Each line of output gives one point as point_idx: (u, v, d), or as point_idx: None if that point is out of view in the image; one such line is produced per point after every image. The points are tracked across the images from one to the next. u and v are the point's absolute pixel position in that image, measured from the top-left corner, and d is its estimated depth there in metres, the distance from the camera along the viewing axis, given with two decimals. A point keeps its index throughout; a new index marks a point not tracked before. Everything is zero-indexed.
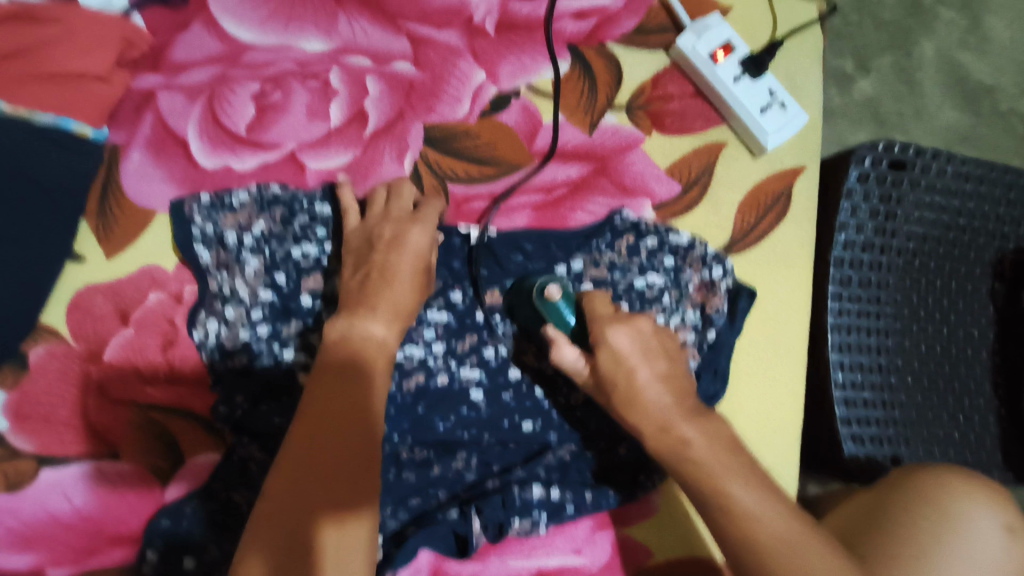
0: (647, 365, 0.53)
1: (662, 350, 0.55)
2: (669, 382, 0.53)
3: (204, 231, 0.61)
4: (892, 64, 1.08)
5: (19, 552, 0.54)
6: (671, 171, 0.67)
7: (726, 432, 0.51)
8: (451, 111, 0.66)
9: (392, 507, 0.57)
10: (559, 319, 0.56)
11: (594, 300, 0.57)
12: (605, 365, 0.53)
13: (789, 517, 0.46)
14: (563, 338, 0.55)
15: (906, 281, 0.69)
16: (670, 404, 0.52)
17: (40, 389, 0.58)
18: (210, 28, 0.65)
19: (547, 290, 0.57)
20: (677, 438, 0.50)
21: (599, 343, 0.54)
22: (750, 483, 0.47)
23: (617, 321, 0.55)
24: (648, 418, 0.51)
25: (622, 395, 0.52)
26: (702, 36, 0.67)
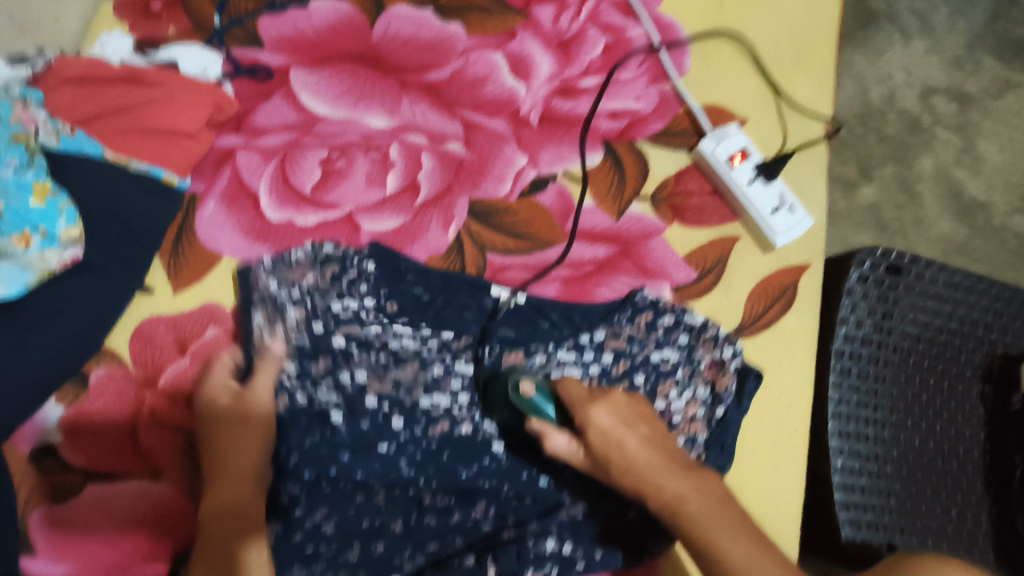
0: (631, 435, 0.58)
1: (641, 416, 0.60)
2: (653, 443, 0.58)
3: (267, 288, 0.66)
4: (894, 174, 1.18)
5: (54, 561, 0.59)
6: (690, 258, 0.74)
7: (714, 483, 0.56)
8: (494, 188, 0.74)
9: (411, 550, 0.62)
10: (540, 412, 0.61)
11: (568, 385, 0.61)
12: (595, 443, 0.58)
13: (771, 561, 0.51)
14: (550, 428, 0.59)
15: (900, 377, 0.74)
16: (661, 464, 0.57)
17: (95, 406, 0.63)
18: (290, 100, 0.74)
19: (522, 386, 0.62)
20: (670, 499, 0.55)
21: (583, 424, 0.59)
22: (738, 532, 0.53)
23: (595, 400, 0.60)
24: (641, 482, 0.56)
25: (616, 468, 0.57)
26: (721, 142, 0.75)
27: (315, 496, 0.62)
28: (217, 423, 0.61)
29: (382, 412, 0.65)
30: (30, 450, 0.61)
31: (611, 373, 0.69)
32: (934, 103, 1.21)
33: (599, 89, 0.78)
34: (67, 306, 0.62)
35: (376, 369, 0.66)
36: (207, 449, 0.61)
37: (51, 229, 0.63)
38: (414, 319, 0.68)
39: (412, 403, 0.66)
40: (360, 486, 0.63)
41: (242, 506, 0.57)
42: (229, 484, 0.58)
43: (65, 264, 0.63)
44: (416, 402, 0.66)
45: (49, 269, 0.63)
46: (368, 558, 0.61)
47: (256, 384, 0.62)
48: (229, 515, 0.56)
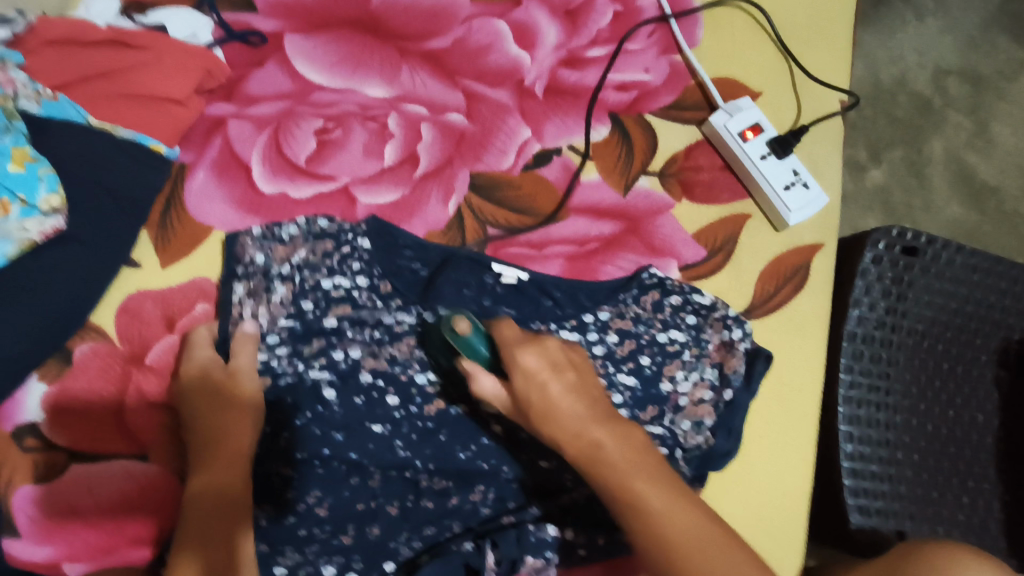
0: (557, 380, 0.55)
1: (570, 364, 0.57)
2: (579, 393, 0.55)
3: (252, 260, 0.64)
4: (903, 158, 1.15)
5: (38, 544, 0.56)
6: (699, 236, 0.71)
7: (636, 435, 0.54)
8: (497, 161, 0.71)
9: (408, 534, 0.60)
10: (473, 352, 0.57)
11: (503, 326, 0.58)
12: (519, 385, 0.55)
13: (686, 508, 0.50)
14: (480, 370, 0.57)
15: (914, 361, 0.71)
16: (584, 413, 0.54)
17: (79, 383, 0.60)
18: (284, 68, 0.70)
19: (458, 325, 0.57)
20: (591, 445, 0.52)
21: (511, 365, 0.55)
22: (652, 482, 0.51)
23: (524, 344, 0.56)
24: (562, 430, 0.53)
25: (538, 413, 0.54)
26: (734, 115, 0.72)
27: (307, 477, 0.60)
28: (203, 409, 0.59)
29: (377, 388, 0.62)
30: (13, 429, 0.58)
31: (615, 355, 0.66)
32: (948, 85, 1.18)
33: (607, 59, 0.75)
34: (50, 277, 0.60)
35: (369, 344, 0.63)
36: (192, 436, 0.58)
37: (30, 197, 0.59)
38: (407, 302, 0.65)
39: (407, 379, 0.63)
40: (354, 467, 0.61)
41: (232, 490, 0.55)
42: (217, 469, 0.56)
43: (46, 235, 0.60)
44: (412, 378, 0.63)
45: (30, 240, 0.59)
46: (362, 541, 0.59)
47: (238, 363, 0.60)
48: (219, 501, 0.54)
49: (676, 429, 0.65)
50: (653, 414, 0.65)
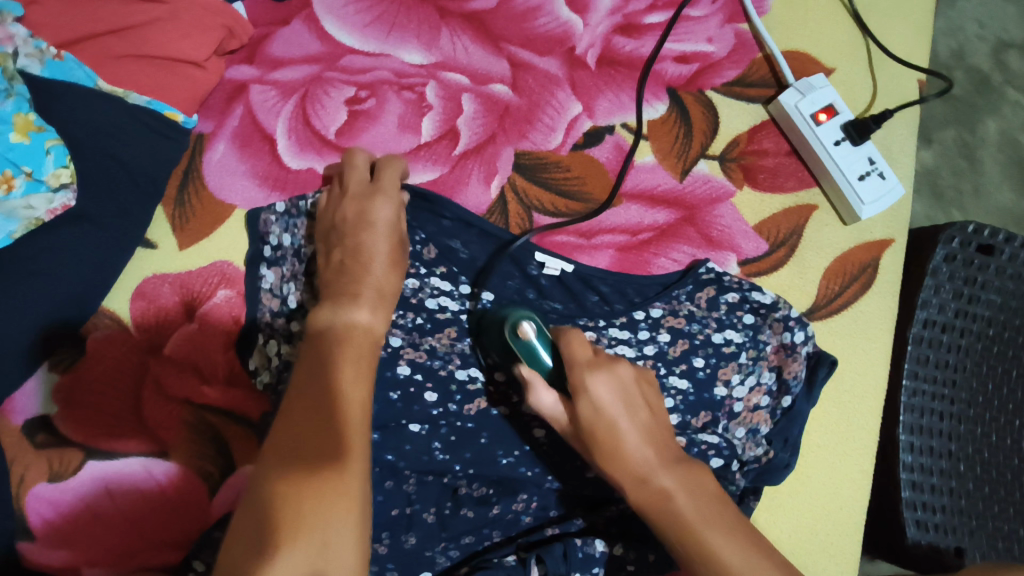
0: (627, 416, 0.48)
1: (643, 398, 0.50)
2: (650, 432, 0.49)
3: (278, 242, 0.59)
4: (955, 138, 1.01)
5: (53, 547, 0.53)
6: (760, 228, 0.66)
7: (706, 483, 0.47)
8: (544, 139, 0.65)
9: (445, 544, 0.56)
10: (534, 361, 0.51)
11: (571, 340, 0.50)
12: (584, 416, 0.48)
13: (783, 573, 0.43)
14: (538, 380, 0.50)
15: (983, 367, 0.63)
16: (653, 458, 0.47)
17: (93, 375, 0.56)
18: (312, 28, 0.64)
19: (521, 327, 0.51)
20: (657, 492, 0.46)
21: (577, 391, 0.48)
22: (739, 537, 0.44)
23: (597, 367, 0.49)
24: (629, 473, 0.47)
25: (602, 450, 0.48)
26: (807, 95, 0.65)
27: None
28: (364, 242, 0.54)
29: (415, 382, 0.58)
30: (23, 424, 0.55)
31: (666, 356, 0.61)
32: (1008, 59, 1.04)
33: (666, 26, 0.67)
34: (59, 261, 0.54)
35: (410, 332, 0.59)
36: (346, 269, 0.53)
37: (37, 171, 0.53)
38: (453, 274, 0.61)
39: (447, 373, 0.59)
40: (389, 469, 0.57)
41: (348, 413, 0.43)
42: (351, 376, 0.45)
43: (55, 213, 0.54)
44: (452, 373, 0.59)
45: (37, 218, 0.54)
46: (398, 550, 0.56)
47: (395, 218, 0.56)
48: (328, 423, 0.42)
49: (729, 436, 0.61)
50: (706, 421, 0.61)
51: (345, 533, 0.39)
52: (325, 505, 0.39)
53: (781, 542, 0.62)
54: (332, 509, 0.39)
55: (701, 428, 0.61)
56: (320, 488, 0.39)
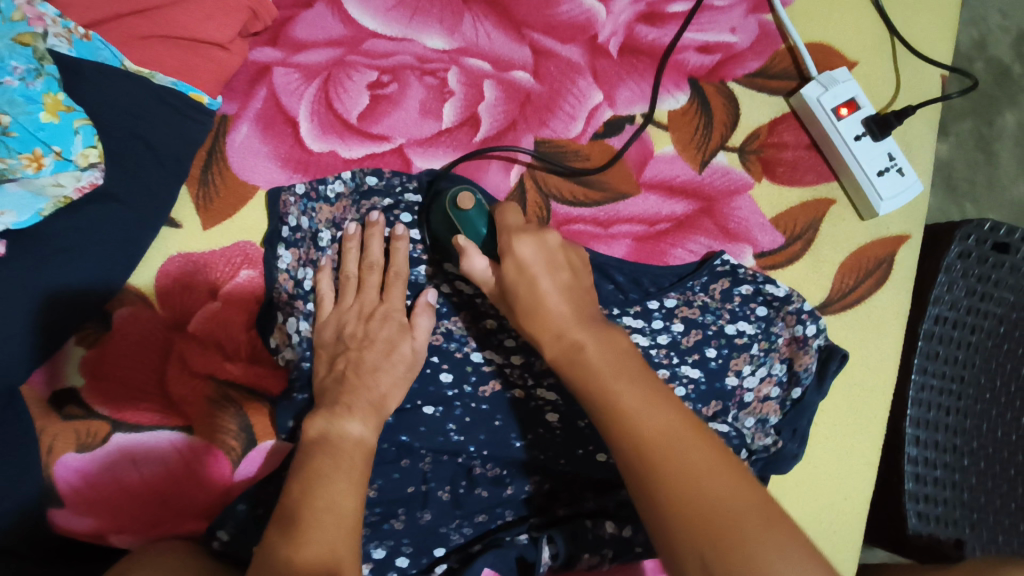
0: (548, 276, 0.49)
1: (568, 264, 0.50)
2: (572, 294, 0.49)
3: (297, 224, 0.60)
4: (972, 130, 0.98)
5: (82, 515, 0.55)
6: (777, 222, 0.66)
7: (621, 340, 0.47)
8: (564, 128, 0.65)
9: (459, 521, 0.58)
10: (471, 231, 0.53)
11: (505, 211, 0.53)
12: (508, 275, 0.49)
13: (668, 409, 0.42)
14: (473, 248, 0.52)
15: (993, 364, 0.63)
16: (568, 313, 0.47)
17: (118, 350, 0.57)
18: (335, 10, 0.64)
19: (460, 199, 0.54)
20: (568, 342, 0.46)
21: (504, 251, 0.50)
22: (635, 377, 0.44)
23: (524, 231, 0.51)
24: (545, 326, 0.47)
25: (523, 306, 0.48)
26: (829, 88, 0.65)
27: None
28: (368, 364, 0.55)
29: (431, 364, 0.59)
30: (52, 395, 0.56)
31: (680, 345, 0.62)
32: None
33: (689, 15, 0.67)
34: (86, 238, 0.55)
35: None
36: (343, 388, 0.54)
37: (66, 150, 0.53)
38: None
39: (462, 356, 0.59)
40: (405, 449, 0.59)
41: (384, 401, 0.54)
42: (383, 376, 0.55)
43: (83, 191, 0.55)
44: (467, 355, 0.59)
45: (65, 197, 0.54)
46: (414, 526, 0.57)
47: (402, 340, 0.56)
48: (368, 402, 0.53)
49: (739, 425, 0.63)
50: (716, 410, 0.62)
51: (350, 487, 0.48)
52: (342, 461, 0.49)
53: None
54: (352, 471, 0.49)
55: (712, 417, 0.62)
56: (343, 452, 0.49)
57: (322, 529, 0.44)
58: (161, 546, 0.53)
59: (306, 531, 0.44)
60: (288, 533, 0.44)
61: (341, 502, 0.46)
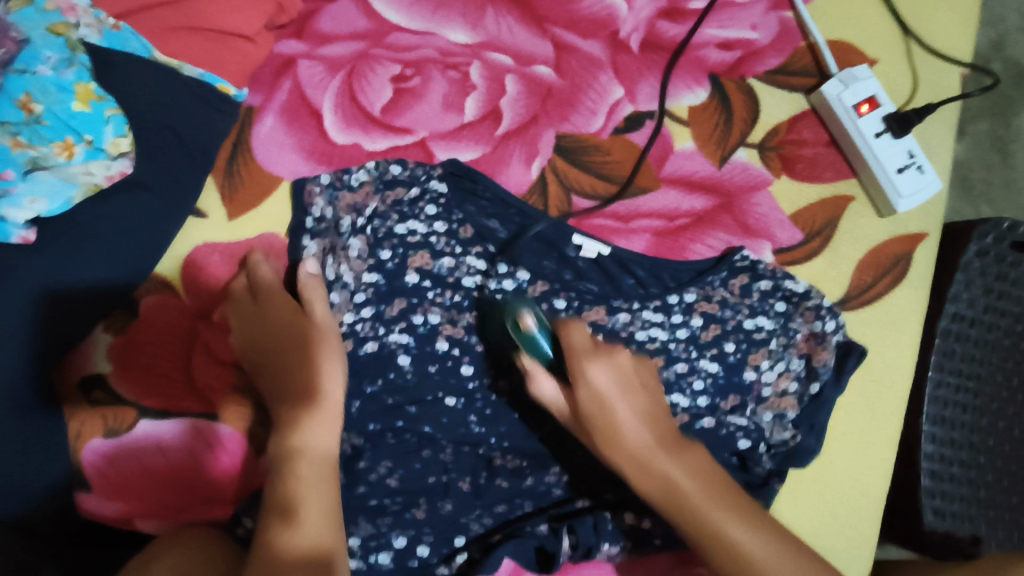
0: (626, 403, 0.52)
1: (642, 387, 0.53)
2: (649, 418, 0.52)
3: (322, 215, 0.60)
4: (988, 131, 0.98)
5: (110, 500, 0.57)
6: (796, 218, 0.67)
7: (700, 456, 0.52)
8: (586, 123, 0.66)
9: (479, 511, 0.59)
10: (536, 350, 0.53)
11: (571, 329, 0.53)
12: (586, 405, 0.51)
13: (765, 535, 0.49)
14: (540, 371, 0.53)
15: (1009, 362, 0.65)
16: (649, 441, 0.51)
17: (146, 338, 0.58)
18: (359, 4, 0.64)
19: (523, 319, 0.53)
20: (630, 447, 0.51)
21: (577, 378, 0.51)
22: (733, 509, 0.50)
23: (595, 354, 0.52)
24: (626, 455, 0.51)
25: (602, 439, 0.51)
26: (849, 86, 0.66)
27: (379, 446, 0.58)
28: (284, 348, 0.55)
29: (453, 356, 0.60)
30: (81, 378, 0.58)
31: (699, 340, 0.62)
32: None
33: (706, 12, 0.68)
34: (117, 227, 0.55)
35: (448, 310, 0.60)
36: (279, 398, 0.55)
37: (97, 139, 0.54)
38: (489, 254, 0.62)
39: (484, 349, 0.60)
40: (426, 439, 0.59)
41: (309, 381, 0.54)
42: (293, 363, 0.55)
43: (112, 180, 0.55)
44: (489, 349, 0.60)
45: (95, 185, 0.54)
46: (435, 516, 0.58)
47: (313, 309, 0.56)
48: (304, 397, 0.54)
49: (757, 420, 0.63)
50: (734, 404, 0.62)
51: (314, 505, 0.50)
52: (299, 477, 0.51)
53: (805, 525, 0.63)
54: (325, 457, 0.52)
55: (729, 411, 0.62)
56: (319, 437, 0.53)
57: (317, 516, 0.49)
58: (184, 531, 0.54)
59: (302, 519, 0.49)
60: (287, 524, 0.48)
61: (321, 489, 0.51)
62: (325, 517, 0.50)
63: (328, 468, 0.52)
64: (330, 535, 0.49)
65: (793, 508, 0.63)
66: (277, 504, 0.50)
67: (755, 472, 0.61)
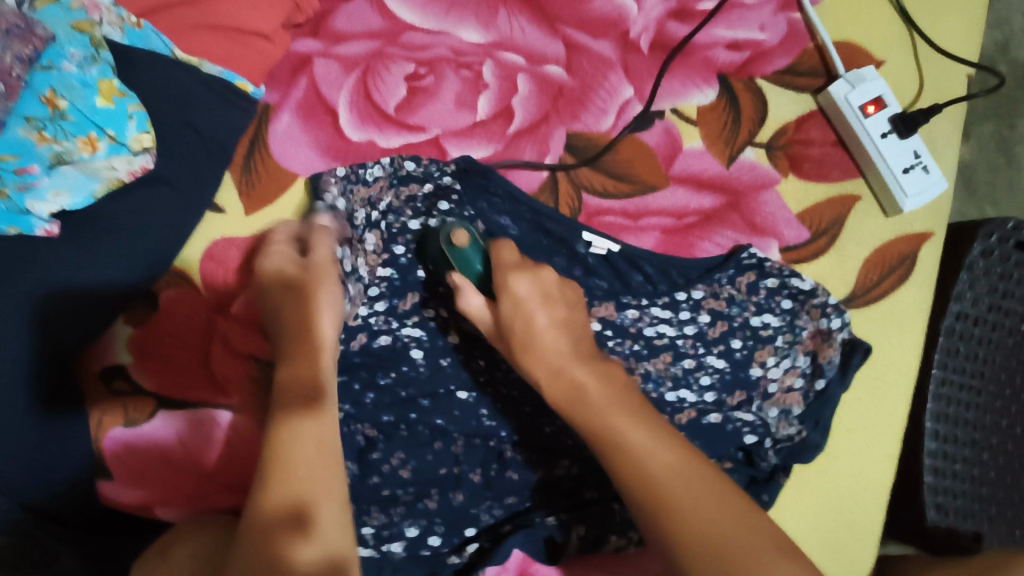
0: (545, 312, 0.53)
1: (561, 298, 0.54)
2: (567, 329, 0.53)
3: (334, 204, 0.61)
4: (993, 133, 0.98)
5: (129, 487, 0.58)
6: (803, 217, 0.68)
7: (618, 375, 0.51)
8: (596, 122, 0.67)
9: (490, 502, 0.60)
10: (466, 266, 0.54)
11: (501, 247, 0.55)
12: (506, 312, 0.52)
13: (666, 443, 0.46)
14: (468, 285, 0.54)
15: (1012, 361, 0.65)
16: (565, 349, 0.52)
17: (164, 329, 0.59)
18: (374, 3, 0.65)
19: (455, 236, 0.55)
20: (631, 458, 0.46)
21: (500, 289, 0.53)
22: (630, 413, 0.48)
23: (519, 269, 0.54)
24: (544, 364, 0.51)
25: (519, 341, 0.52)
26: (857, 87, 0.66)
27: (392, 438, 0.60)
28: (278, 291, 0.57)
29: (464, 351, 0.60)
30: (103, 368, 0.59)
31: (706, 336, 0.63)
32: None
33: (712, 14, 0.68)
34: (137, 221, 0.57)
35: None
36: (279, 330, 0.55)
37: (119, 134, 0.55)
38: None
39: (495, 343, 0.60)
40: (438, 432, 0.61)
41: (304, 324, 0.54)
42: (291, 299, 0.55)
43: (135, 174, 0.57)
44: None
45: (118, 179, 0.56)
46: (446, 506, 0.59)
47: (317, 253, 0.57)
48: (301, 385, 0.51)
49: (763, 416, 0.64)
50: (741, 399, 0.64)
51: (314, 479, 0.46)
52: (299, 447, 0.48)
53: (808, 519, 0.64)
54: (325, 451, 0.48)
55: (736, 406, 0.63)
56: (315, 440, 0.48)
57: (331, 520, 0.45)
58: (202, 518, 0.55)
59: (316, 526, 0.45)
60: (301, 533, 0.44)
61: (327, 489, 0.46)
62: (338, 518, 0.46)
63: (334, 466, 0.48)
64: (344, 538, 0.45)
65: (797, 503, 0.65)
66: (273, 517, 0.44)
67: (760, 466, 0.63)
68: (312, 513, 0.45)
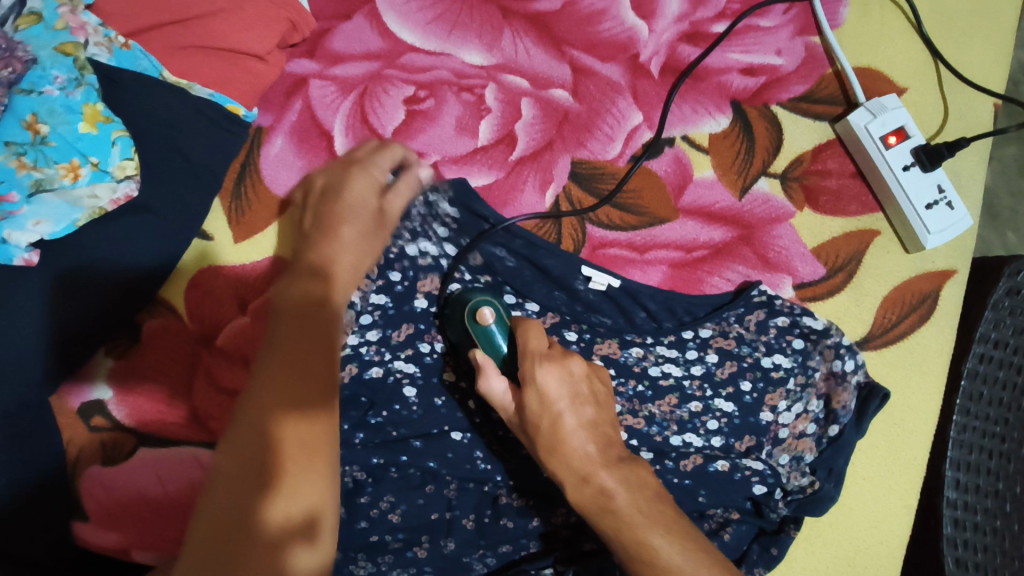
0: (574, 413, 0.48)
1: (593, 395, 0.49)
2: (595, 430, 0.48)
3: None
4: None
5: (105, 530, 0.56)
6: (818, 252, 0.64)
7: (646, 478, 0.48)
8: (603, 149, 0.64)
9: (483, 551, 0.57)
10: (491, 346, 0.53)
11: (528, 332, 0.51)
12: (531, 408, 0.48)
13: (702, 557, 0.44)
14: (492, 367, 0.50)
15: None
16: (595, 455, 0.47)
17: (145, 363, 0.58)
18: (373, 23, 0.62)
19: (480, 312, 0.53)
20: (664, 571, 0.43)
21: (526, 382, 0.48)
22: (669, 526, 0.45)
23: (547, 360, 0.49)
24: (570, 468, 0.47)
25: (545, 441, 0.48)
26: (878, 116, 0.63)
27: (381, 481, 0.57)
28: (336, 194, 0.53)
29: (461, 388, 0.58)
30: (80, 406, 0.57)
31: (714, 377, 0.60)
32: None
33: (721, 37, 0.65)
34: (122, 249, 0.54)
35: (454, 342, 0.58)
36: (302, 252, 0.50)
37: (102, 162, 0.53)
38: (498, 284, 0.60)
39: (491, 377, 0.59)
40: (430, 474, 0.58)
41: (353, 264, 0.50)
42: (357, 230, 0.51)
43: (118, 203, 0.54)
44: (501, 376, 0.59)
45: (100, 208, 0.53)
46: (437, 555, 0.56)
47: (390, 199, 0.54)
48: (309, 311, 0.44)
49: (773, 463, 0.61)
50: (750, 445, 0.60)
51: (322, 482, 0.38)
52: (317, 444, 0.38)
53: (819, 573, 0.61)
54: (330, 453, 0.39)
55: (745, 453, 0.60)
56: (318, 444, 0.38)
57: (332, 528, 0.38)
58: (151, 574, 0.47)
59: (319, 541, 0.37)
60: (308, 542, 0.36)
61: (333, 493, 0.39)
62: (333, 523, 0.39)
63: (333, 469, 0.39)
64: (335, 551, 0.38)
65: (808, 556, 0.61)
66: (276, 535, 0.35)
67: (769, 518, 0.60)
68: (320, 526, 0.37)
